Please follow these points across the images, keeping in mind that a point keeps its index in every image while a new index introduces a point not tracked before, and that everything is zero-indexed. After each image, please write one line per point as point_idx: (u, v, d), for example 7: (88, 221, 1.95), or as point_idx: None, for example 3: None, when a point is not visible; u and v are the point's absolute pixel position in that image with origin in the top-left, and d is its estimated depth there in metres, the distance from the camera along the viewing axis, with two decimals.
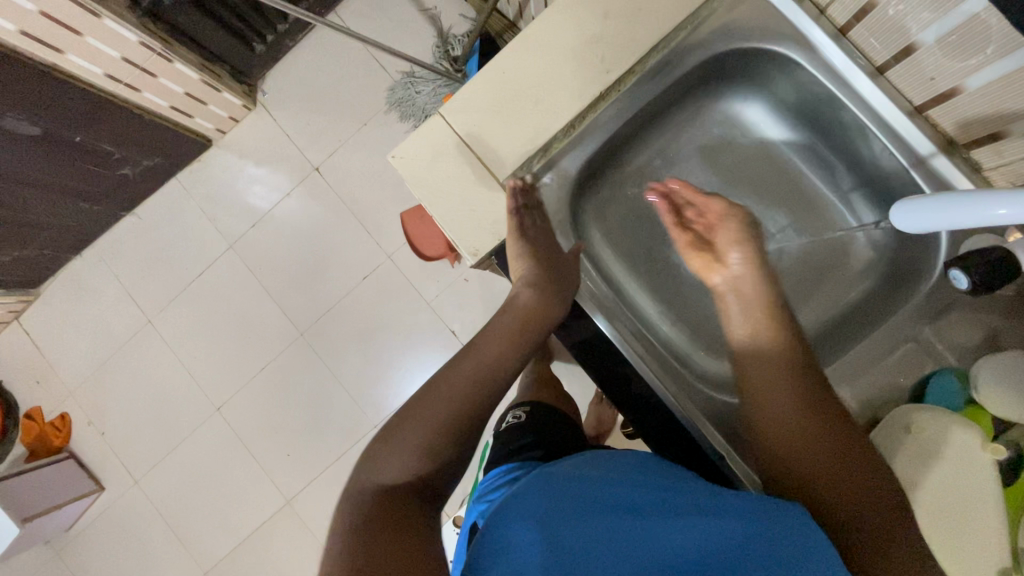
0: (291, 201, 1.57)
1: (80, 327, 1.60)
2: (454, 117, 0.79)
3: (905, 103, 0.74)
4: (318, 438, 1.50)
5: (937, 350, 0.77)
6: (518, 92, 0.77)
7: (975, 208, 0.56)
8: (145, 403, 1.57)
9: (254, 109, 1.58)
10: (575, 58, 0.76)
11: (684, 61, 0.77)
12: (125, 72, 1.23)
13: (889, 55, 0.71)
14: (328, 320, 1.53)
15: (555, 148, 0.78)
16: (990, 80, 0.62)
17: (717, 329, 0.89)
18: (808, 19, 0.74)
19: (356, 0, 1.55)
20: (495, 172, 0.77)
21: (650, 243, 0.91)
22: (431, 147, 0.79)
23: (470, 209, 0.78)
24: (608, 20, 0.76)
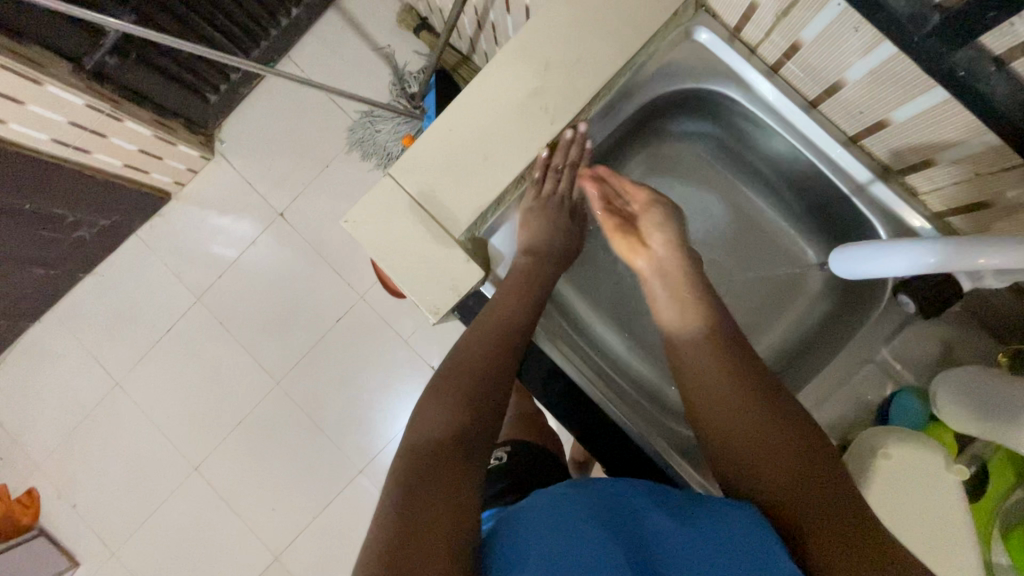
0: (258, 247, 1.60)
1: (45, 397, 1.61)
2: (405, 176, 0.70)
3: (838, 133, 0.68)
4: (306, 488, 1.54)
5: (895, 370, 0.70)
6: (463, 147, 0.69)
7: (900, 260, 0.53)
8: (127, 465, 1.59)
9: (213, 158, 1.61)
10: (518, 113, 0.69)
11: (627, 104, 0.73)
12: (73, 135, 1.24)
13: (819, 90, 0.64)
14: (305, 365, 1.57)
15: (509, 199, 0.73)
16: (911, 115, 0.55)
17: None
18: (739, 59, 0.69)
19: (310, 46, 1.58)
20: (450, 230, 0.69)
21: (612, 284, 0.88)
22: (383, 208, 0.69)
23: (428, 268, 0.68)
24: (548, 72, 0.69)
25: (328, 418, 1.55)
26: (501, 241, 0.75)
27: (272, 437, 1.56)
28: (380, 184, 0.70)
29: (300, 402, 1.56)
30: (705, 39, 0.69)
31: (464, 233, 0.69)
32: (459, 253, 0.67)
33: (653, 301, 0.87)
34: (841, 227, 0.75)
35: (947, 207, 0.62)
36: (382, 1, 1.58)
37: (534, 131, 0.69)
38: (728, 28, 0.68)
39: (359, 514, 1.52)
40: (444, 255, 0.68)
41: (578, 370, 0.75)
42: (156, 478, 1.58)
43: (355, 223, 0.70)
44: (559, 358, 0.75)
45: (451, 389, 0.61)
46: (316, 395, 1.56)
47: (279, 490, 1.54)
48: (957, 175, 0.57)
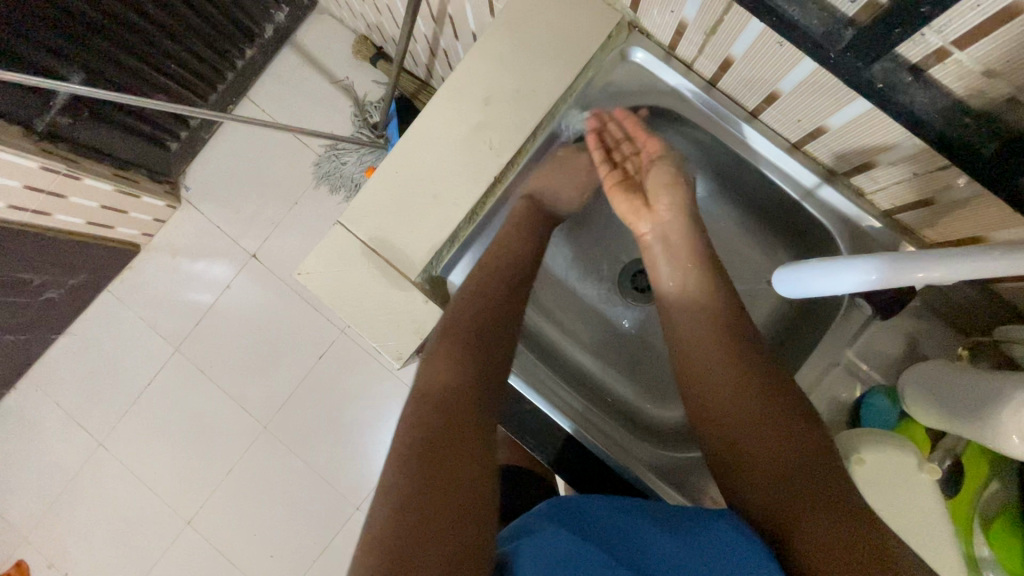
0: (233, 290, 1.58)
1: (26, 465, 1.57)
2: (355, 222, 0.68)
3: (781, 140, 0.68)
4: (302, 531, 1.51)
5: (862, 371, 0.70)
6: (412, 189, 0.68)
7: (841, 275, 0.47)
8: (117, 527, 1.55)
9: (179, 206, 1.59)
10: (462, 149, 0.68)
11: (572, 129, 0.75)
12: (31, 199, 1.22)
13: (757, 100, 0.64)
14: (291, 405, 1.55)
15: (463, 233, 0.73)
16: (846, 121, 0.55)
17: (667, 379, 0.85)
18: (676, 76, 0.70)
19: (267, 85, 1.58)
20: (405, 273, 0.68)
21: (577, 305, 0.88)
22: (335, 258, 0.67)
23: (386, 314, 0.66)
24: (490, 106, 0.68)
25: (319, 457, 1.53)
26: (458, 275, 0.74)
27: (264, 482, 1.53)
28: (331, 230, 0.68)
29: (289, 444, 1.54)
30: (641, 58, 0.71)
31: (419, 274, 0.68)
32: (417, 294, 0.67)
33: (615, 318, 0.88)
34: (797, 229, 0.75)
35: (893, 206, 0.63)
36: (337, 34, 1.59)
37: (480, 164, 0.68)
38: (663, 46, 0.70)
39: None
40: (403, 298, 0.67)
41: (547, 397, 0.74)
42: (148, 536, 1.54)
43: (310, 273, 0.68)
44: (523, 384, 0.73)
45: (477, 311, 0.65)
46: (304, 435, 1.53)
47: (275, 534, 1.52)
48: (898, 174, 0.57)
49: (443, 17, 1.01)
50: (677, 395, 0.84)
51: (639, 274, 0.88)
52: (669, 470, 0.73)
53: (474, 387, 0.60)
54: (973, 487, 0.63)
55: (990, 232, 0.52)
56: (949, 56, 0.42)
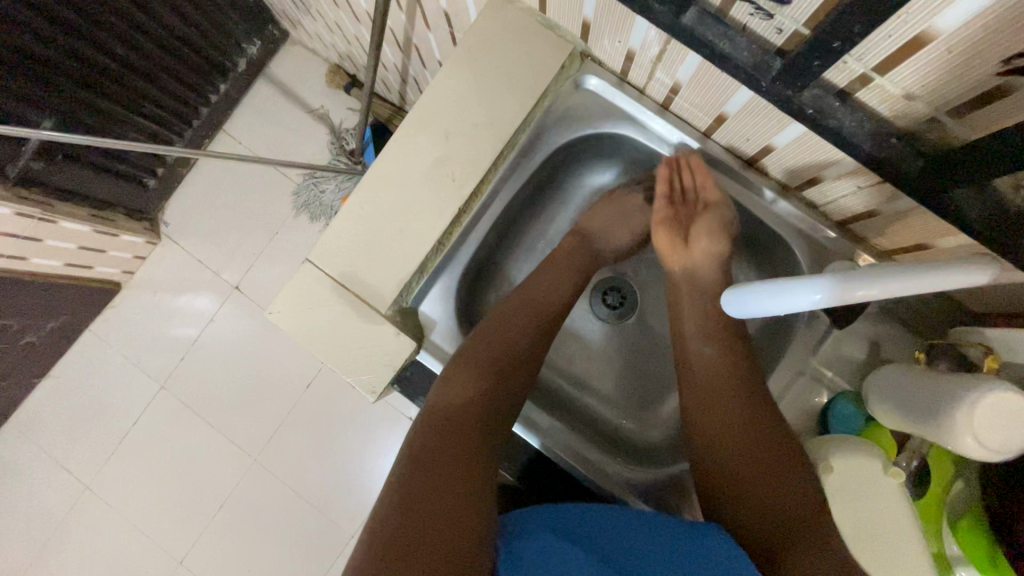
0: (217, 324, 1.57)
1: (11, 513, 1.54)
2: (323, 258, 0.68)
3: (735, 158, 0.70)
4: (296, 564, 1.49)
5: (829, 378, 0.72)
6: (377, 225, 0.68)
7: (791, 297, 0.46)
8: (107, 571, 1.52)
9: (159, 242, 1.58)
10: (426, 183, 0.69)
11: (534, 156, 0.74)
12: (7, 245, 1.21)
13: (708, 121, 0.66)
14: (280, 435, 1.53)
15: (432, 264, 0.73)
16: (790, 140, 0.57)
17: (643, 395, 0.89)
18: (629, 99, 0.72)
19: (243, 118, 1.59)
20: (376, 306, 0.67)
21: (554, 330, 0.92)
22: (306, 295, 0.67)
23: (360, 348, 0.66)
24: (450, 139, 0.69)
25: (311, 488, 1.51)
26: (432, 304, 0.74)
27: (256, 516, 1.51)
28: (299, 269, 0.68)
29: (280, 476, 1.52)
30: (595, 86, 0.72)
31: (390, 307, 0.68)
32: (387, 327, 0.66)
33: (591, 338, 0.91)
34: (758, 241, 0.78)
35: (844, 216, 0.65)
36: (310, 65, 1.60)
37: (445, 196, 0.69)
38: (615, 72, 0.72)
39: None
40: (373, 333, 0.66)
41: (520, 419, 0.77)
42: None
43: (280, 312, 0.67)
44: None
45: (497, 326, 0.73)
46: (295, 465, 1.52)
47: (270, 569, 1.50)
48: (844, 188, 0.59)
49: (408, 47, 1.02)
50: (654, 411, 0.88)
51: (610, 294, 0.93)
52: (641, 487, 0.75)
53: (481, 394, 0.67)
54: (940, 487, 0.64)
55: (933, 239, 0.55)
56: (872, 81, 0.44)
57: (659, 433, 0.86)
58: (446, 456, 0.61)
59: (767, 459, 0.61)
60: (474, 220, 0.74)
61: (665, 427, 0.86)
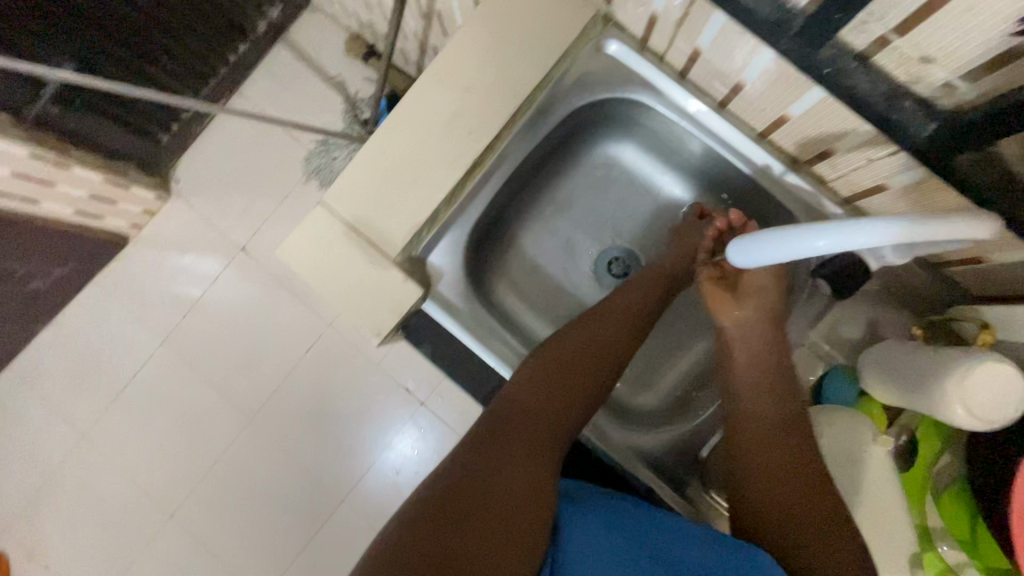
0: (221, 284, 1.59)
1: (8, 456, 1.56)
2: (337, 204, 0.69)
3: (748, 129, 0.72)
4: (285, 525, 1.51)
5: (824, 351, 0.80)
6: (394, 172, 0.70)
7: (796, 245, 0.49)
8: (99, 520, 1.54)
9: (169, 199, 1.59)
10: (444, 135, 0.70)
11: (555, 112, 0.74)
12: (19, 185, 1.22)
13: (725, 92, 0.69)
14: (278, 397, 1.55)
15: (443, 215, 0.74)
16: (811, 105, 0.59)
17: (645, 373, 1.00)
18: (648, 67, 0.72)
19: (259, 80, 1.59)
20: (386, 252, 0.69)
21: (557, 297, 0.90)
22: (319, 238, 0.69)
23: (367, 293, 0.68)
24: (470, 93, 0.70)
25: (306, 450, 1.53)
26: (438, 257, 0.75)
27: (248, 475, 1.53)
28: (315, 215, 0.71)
29: (275, 437, 1.54)
30: (615, 51, 0.73)
31: (400, 254, 0.69)
32: (396, 273, 0.67)
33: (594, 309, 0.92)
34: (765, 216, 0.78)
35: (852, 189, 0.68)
36: (330, 32, 1.61)
37: (461, 148, 0.70)
38: (636, 40, 0.73)
39: (344, 547, 1.50)
40: (382, 277, 0.67)
41: None
42: (131, 529, 1.53)
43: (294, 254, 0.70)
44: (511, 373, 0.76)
45: (576, 343, 0.74)
46: (291, 426, 1.54)
47: (259, 527, 1.51)
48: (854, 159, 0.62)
49: (430, 12, 1.03)
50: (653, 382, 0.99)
51: (615, 262, 0.90)
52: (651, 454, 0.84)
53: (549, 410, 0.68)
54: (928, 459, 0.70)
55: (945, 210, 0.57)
56: (890, 44, 0.51)
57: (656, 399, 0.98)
58: (511, 443, 0.64)
59: (796, 455, 0.62)
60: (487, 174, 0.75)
61: (659, 393, 0.99)
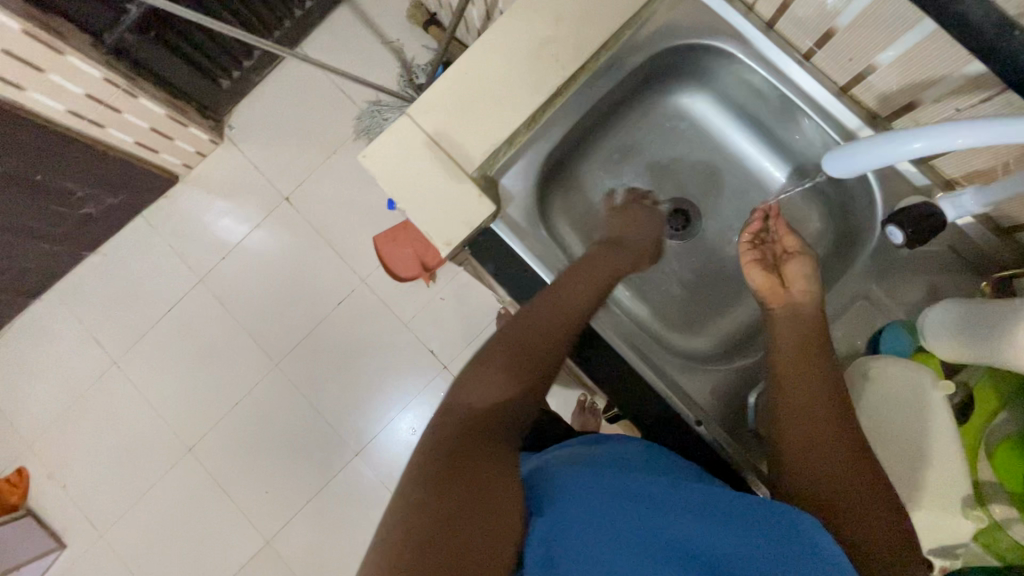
0: (261, 231, 1.62)
1: (40, 374, 1.61)
2: (420, 113, 0.67)
3: (829, 84, 0.67)
4: (299, 471, 1.54)
5: (885, 305, 0.67)
6: (474, 93, 0.67)
7: (896, 147, 0.50)
8: (119, 445, 1.58)
9: (221, 143, 1.63)
10: (529, 61, 0.67)
11: (633, 58, 0.69)
12: (89, 108, 1.27)
13: (811, 42, 0.65)
14: (305, 346, 1.58)
15: (520, 139, 0.69)
16: (897, 56, 0.58)
17: (690, 311, 0.77)
18: (735, 13, 0.67)
19: (320, 37, 1.63)
20: (463, 168, 0.66)
21: (613, 235, 0.79)
22: (400, 143, 0.67)
23: (443, 203, 0.65)
24: (560, 23, 0.67)
25: (326, 401, 1.56)
26: (513, 179, 0.69)
27: (267, 418, 1.56)
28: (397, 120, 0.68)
29: (299, 385, 1.57)
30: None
31: (478, 170, 0.67)
32: (471, 187, 0.65)
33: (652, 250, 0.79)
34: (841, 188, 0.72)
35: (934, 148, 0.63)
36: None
37: (544, 77, 0.67)
38: None
39: (357, 499, 1.52)
40: (458, 190, 0.65)
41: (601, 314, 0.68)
42: (149, 458, 1.57)
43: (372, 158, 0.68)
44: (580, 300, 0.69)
45: (519, 343, 0.59)
46: (314, 376, 1.57)
47: (276, 471, 1.54)
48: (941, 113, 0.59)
49: None
50: (699, 329, 0.77)
51: (676, 214, 0.80)
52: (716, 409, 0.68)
53: (495, 423, 0.54)
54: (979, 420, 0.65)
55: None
56: None
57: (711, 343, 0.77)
58: (480, 470, 0.49)
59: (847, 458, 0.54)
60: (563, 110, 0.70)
61: (709, 339, 0.77)
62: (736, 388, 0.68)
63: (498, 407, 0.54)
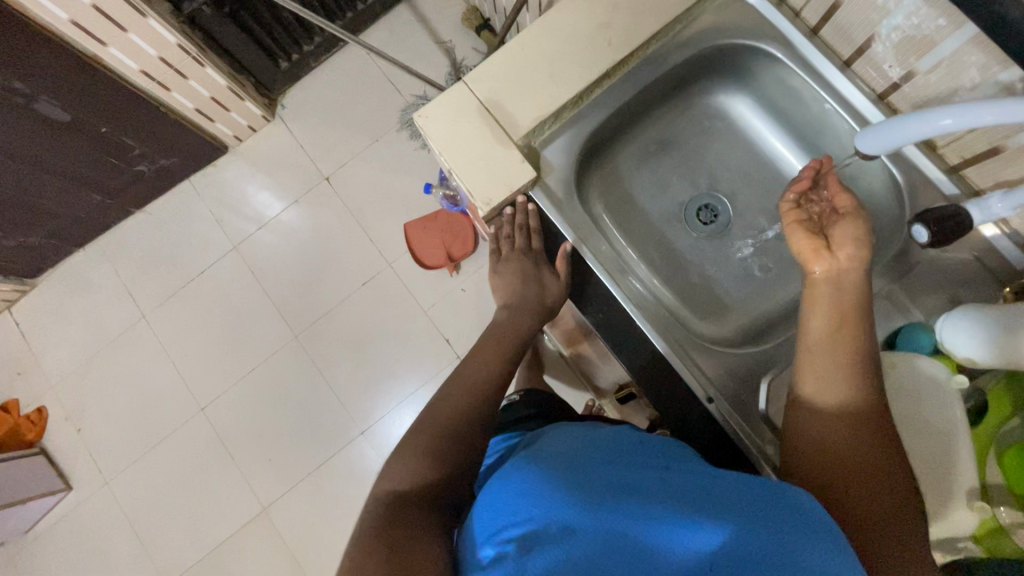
0: (298, 208, 1.69)
1: (72, 319, 1.67)
2: (476, 84, 0.73)
3: (867, 92, 0.69)
4: (303, 442, 1.56)
5: (909, 310, 0.68)
6: (527, 70, 0.72)
7: (924, 124, 0.52)
8: (136, 397, 1.63)
9: (272, 121, 1.71)
10: (583, 44, 0.72)
11: (680, 52, 0.73)
12: (160, 71, 1.35)
13: (852, 49, 0.68)
14: (325, 322, 1.62)
15: (565, 116, 0.73)
16: (934, 63, 0.60)
17: (710, 302, 0.79)
18: (783, 19, 0.71)
19: (378, 32, 1.72)
20: (509, 134, 0.71)
21: (642, 218, 0.82)
22: (454, 108, 0.72)
23: (487, 166, 0.70)
24: (616, 12, 0.72)
25: (339, 377, 1.59)
26: (555, 153, 0.73)
27: (280, 387, 1.60)
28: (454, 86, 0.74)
29: (315, 359, 1.60)
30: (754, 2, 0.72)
31: (523, 138, 0.71)
32: (515, 152, 0.70)
33: (678, 236, 0.81)
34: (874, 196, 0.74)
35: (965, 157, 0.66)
36: (451, 3, 1.73)
37: (595, 60, 0.71)
38: None
39: (356, 477, 1.54)
40: (504, 155, 0.70)
41: (620, 283, 0.71)
42: (162, 413, 1.61)
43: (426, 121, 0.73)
44: (598, 271, 0.72)
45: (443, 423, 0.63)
46: (331, 352, 1.60)
47: (281, 440, 1.57)
48: None
49: None
50: (723, 315, 0.78)
51: (704, 210, 0.82)
52: (726, 390, 0.68)
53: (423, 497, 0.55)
54: (991, 425, 0.65)
55: None
56: None
57: (731, 332, 0.77)
58: (406, 539, 0.49)
59: (870, 469, 0.53)
60: (606, 95, 0.74)
61: (732, 329, 0.77)
62: (752, 373, 0.69)
63: (419, 489, 0.56)
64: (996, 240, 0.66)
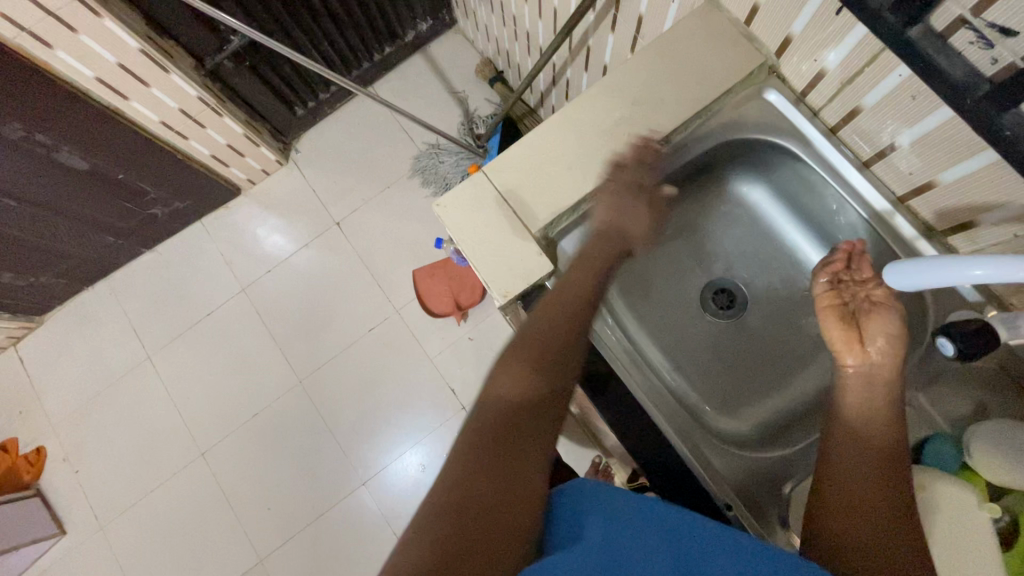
0: (308, 251, 1.69)
1: (77, 357, 1.67)
2: (496, 175, 0.74)
3: (887, 193, 0.70)
4: (303, 492, 1.53)
5: (932, 418, 0.67)
6: (547, 161, 0.73)
7: (951, 273, 0.50)
8: (136, 439, 1.61)
9: (286, 164, 1.73)
10: (603, 137, 0.73)
11: (697, 146, 0.75)
12: (179, 121, 1.37)
13: (870, 151, 0.69)
14: (330, 368, 1.61)
15: (584, 207, 0.74)
16: (956, 178, 0.60)
17: (728, 392, 0.79)
18: (800, 118, 0.72)
19: (394, 81, 1.76)
20: (527, 225, 0.71)
21: (655, 302, 0.83)
22: (472, 197, 0.73)
23: (504, 256, 0.70)
24: (635, 106, 0.73)
25: (343, 424, 1.57)
26: (573, 244, 0.74)
27: (282, 433, 1.57)
28: None
29: (319, 405, 1.59)
30: (773, 100, 0.73)
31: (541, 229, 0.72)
32: (533, 245, 0.70)
33: (693, 322, 0.83)
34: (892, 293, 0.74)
35: None
36: (466, 55, 1.77)
37: (614, 153, 0.72)
38: (796, 92, 0.73)
39: (355, 529, 1.50)
40: (520, 247, 0.70)
41: (633, 374, 0.70)
42: (162, 456, 1.59)
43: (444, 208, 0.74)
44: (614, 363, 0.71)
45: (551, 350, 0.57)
46: (335, 399, 1.59)
47: (281, 488, 1.54)
48: (997, 236, 0.61)
49: (578, 49, 1.11)
50: (740, 408, 0.78)
51: (720, 294, 0.83)
52: (743, 489, 0.66)
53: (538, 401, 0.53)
54: None
55: None
56: None
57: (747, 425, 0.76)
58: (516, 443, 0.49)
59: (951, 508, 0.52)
60: None
61: (751, 423, 0.77)
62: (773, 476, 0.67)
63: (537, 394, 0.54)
64: (1017, 348, 0.65)
